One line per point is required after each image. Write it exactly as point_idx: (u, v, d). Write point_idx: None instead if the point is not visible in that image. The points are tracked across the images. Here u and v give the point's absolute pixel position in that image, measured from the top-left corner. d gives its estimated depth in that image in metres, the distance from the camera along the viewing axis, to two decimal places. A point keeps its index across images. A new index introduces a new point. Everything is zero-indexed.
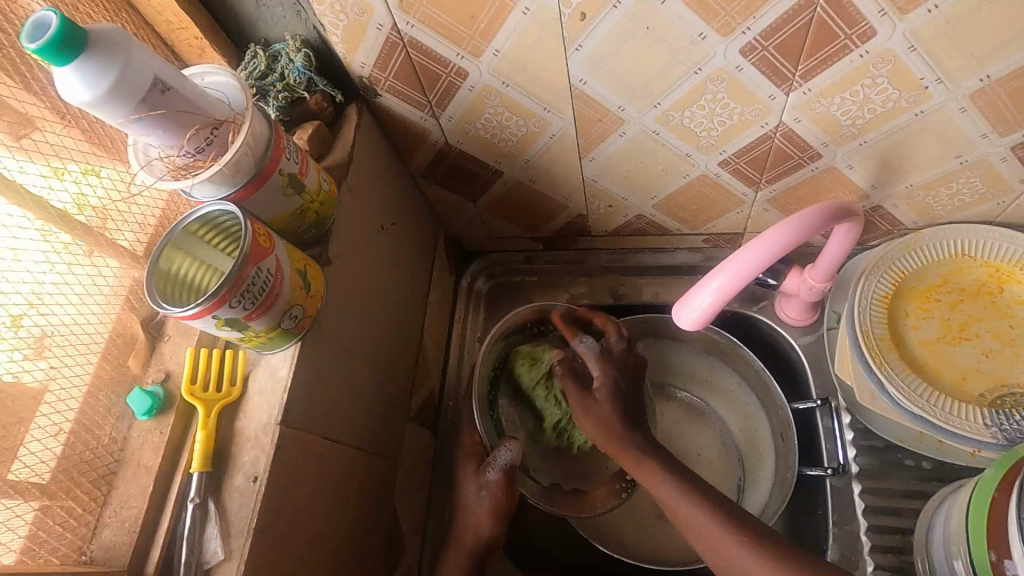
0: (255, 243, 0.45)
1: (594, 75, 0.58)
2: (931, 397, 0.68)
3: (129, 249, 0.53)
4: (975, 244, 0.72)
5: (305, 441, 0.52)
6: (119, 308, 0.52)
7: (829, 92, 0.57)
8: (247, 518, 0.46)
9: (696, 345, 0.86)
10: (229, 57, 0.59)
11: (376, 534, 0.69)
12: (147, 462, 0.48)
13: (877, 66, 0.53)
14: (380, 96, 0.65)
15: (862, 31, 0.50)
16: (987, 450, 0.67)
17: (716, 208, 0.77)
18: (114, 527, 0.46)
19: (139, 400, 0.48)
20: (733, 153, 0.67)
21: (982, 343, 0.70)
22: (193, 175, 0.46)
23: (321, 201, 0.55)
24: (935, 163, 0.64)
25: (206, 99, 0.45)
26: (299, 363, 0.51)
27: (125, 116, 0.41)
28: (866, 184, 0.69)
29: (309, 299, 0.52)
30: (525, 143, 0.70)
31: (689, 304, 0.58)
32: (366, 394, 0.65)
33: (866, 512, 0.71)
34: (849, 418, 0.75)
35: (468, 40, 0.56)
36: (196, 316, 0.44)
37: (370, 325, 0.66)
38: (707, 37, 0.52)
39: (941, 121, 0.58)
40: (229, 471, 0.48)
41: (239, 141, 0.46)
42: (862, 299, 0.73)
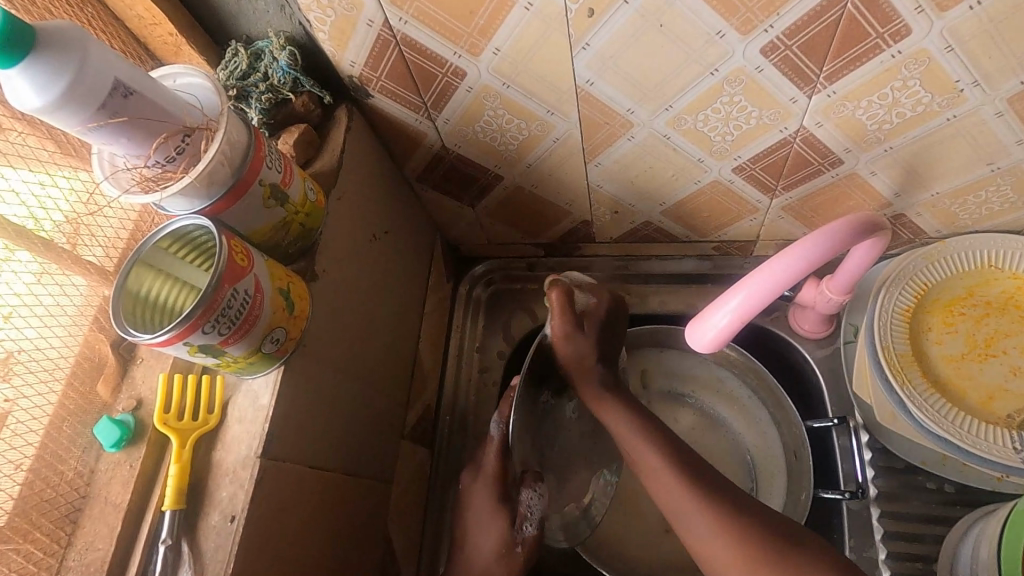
0: (231, 261, 0.41)
1: (602, 75, 0.54)
2: (955, 418, 0.64)
3: (98, 266, 0.49)
4: (1003, 255, 0.68)
5: (288, 472, 0.49)
6: (86, 328, 0.48)
7: (855, 94, 0.53)
8: (223, 562, 0.42)
9: (705, 357, 0.82)
10: (209, 55, 0.55)
11: (368, 561, 0.65)
12: (115, 499, 0.44)
13: (909, 67, 0.49)
14: (371, 97, 0.61)
15: (896, 29, 0.46)
16: (1016, 475, 0.63)
17: (728, 215, 0.73)
18: (78, 571, 0.42)
19: (107, 431, 0.44)
20: (748, 159, 0.63)
21: (1009, 360, 0.66)
22: (163, 188, 0.42)
23: (307, 213, 0.50)
24: (965, 170, 0.60)
25: (177, 104, 0.41)
26: (281, 389, 0.47)
27: (82, 124, 0.37)
28: (889, 192, 0.65)
29: (292, 320, 0.48)
30: (526, 147, 0.66)
31: (704, 322, 0.54)
32: (357, 414, 0.61)
33: (885, 538, 0.67)
34: (867, 437, 0.71)
35: (465, 37, 0.51)
36: (166, 344, 0.40)
37: (361, 341, 0.62)
38: (726, 36, 0.48)
39: (974, 126, 0.54)
40: (205, 509, 0.44)
41: (212, 149, 0.41)
42: (883, 312, 0.69)
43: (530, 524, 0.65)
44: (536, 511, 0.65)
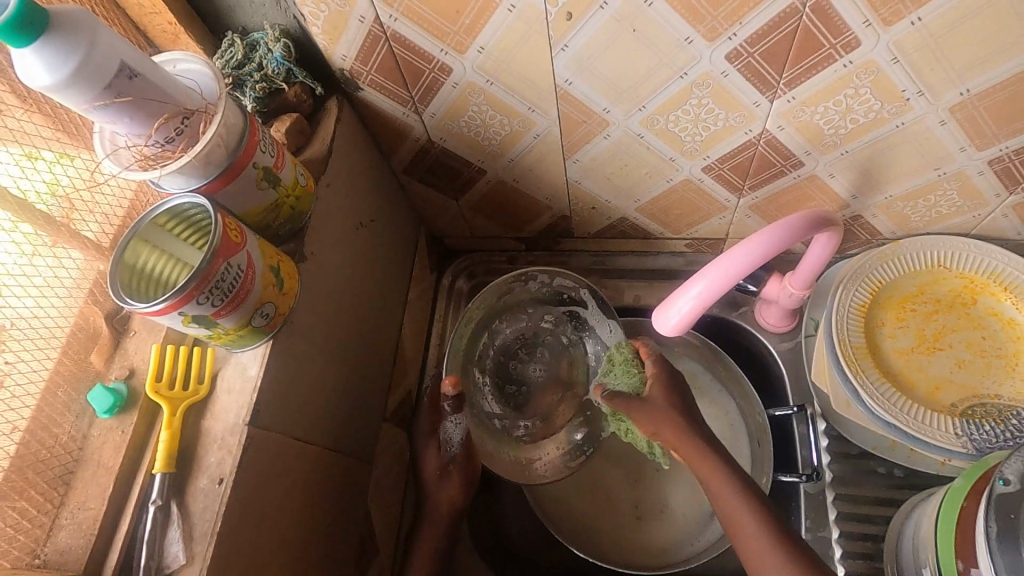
0: (225, 238, 0.44)
1: (580, 75, 0.57)
2: (904, 406, 0.69)
3: (95, 242, 0.51)
4: (950, 256, 0.73)
5: (274, 441, 0.51)
6: (82, 301, 0.50)
7: (812, 100, 0.57)
8: (211, 522, 0.45)
9: (676, 349, 0.85)
10: (206, 45, 0.57)
11: (349, 535, 0.67)
12: (107, 462, 0.46)
13: (860, 76, 0.53)
14: (361, 90, 0.63)
15: (847, 41, 0.50)
16: (957, 459, 0.68)
17: (699, 212, 0.77)
18: (70, 529, 0.44)
19: (101, 398, 0.46)
20: (716, 159, 0.67)
21: (954, 354, 0.71)
22: (161, 166, 0.44)
23: (297, 196, 0.53)
24: (915, 174, 0.65)
25: (178, 88, 0.44)
26: (269, 362, 0.50)
27: (88, 102, 0.39)
28: (847, 194, 0.69)
29: (281, 297, 0.50)
30: (508, 142, 0.69)
31: (669, 309, 0.58)
32: (342, 393, 0.64)
33: (838, 519, 0.71)
34: (825, 425, 0.75)
35: (452, 36, 0.55)
36: (161, 312, 0.42)
37: (346, 323, 0.65)
38: (694, 42, 0.52)
39: (920, 133, 0.59)
40: (194, 473, 0.47)
41: (210, 132, 0.44)
42: (840, 307, 0.73)
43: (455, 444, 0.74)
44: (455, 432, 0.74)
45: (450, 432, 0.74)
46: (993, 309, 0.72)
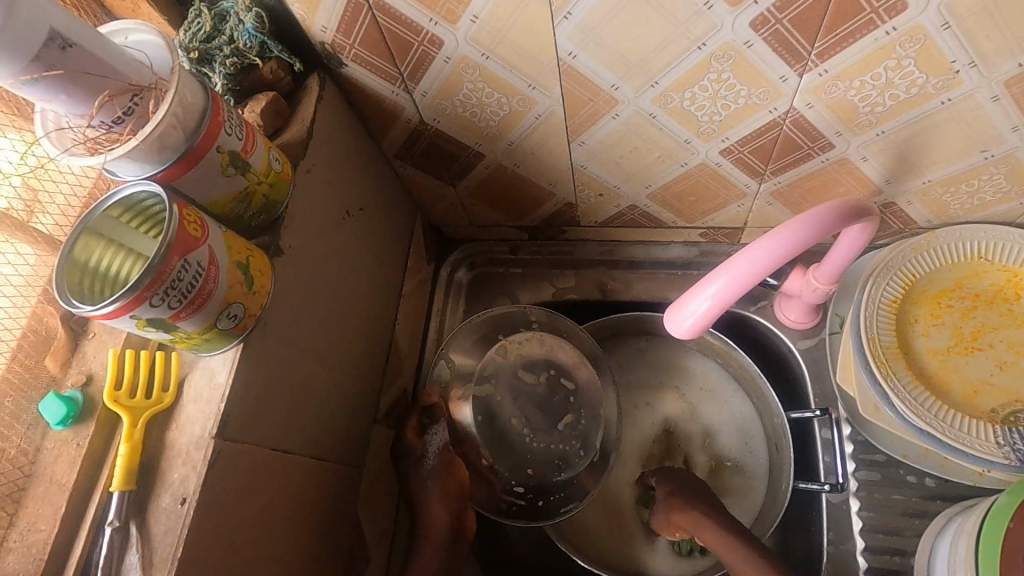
0: (182, 231, 0.39)
1: (585, 47, 0.51)
2: (939, 411, 0.63)
3: (48, 236, 0.47)
4: (992, 247, 0.66)
5: (249, 453, 0.47)
6: (35, 300, 0.46)
7: (847, 74, 0.50)
8: (173, 546, 0.40)
9: (690, 346, 0.80)
10: (170, 16, 0.52)
11: (339, 546, 0.64)
12: (60, 478, 0.42)
13: (903, 45, 0.47)
14: (345, 66, 0.58)
15: (892, 3, 0.43)
16: (997, 470, 0.63)
17: (715, 200, 0.71)
18: (19, 553, 0.40)
19: (53, 408, 0.42)
20: (736, 142, 0.61)
21: (995, 354, 0.65)
22: (108, 150, 0.39)
23: (270, 183, 0.48)
24: (958, 157, 0.58)
25: (125, 61, 0.38)
26: (239, 367, 0.45)
27: (15, 77, 0.34)
28: (880, 179, 0.63)
29: (251, 296, 0.45)
30: (508, 124, 0.63)
31: (683, 308, 0.52)
32: (328, 396, 0.60)
33: (864, 532, 0.66)
34: (850, 429, 0.69)
35: (442, 2, 0.49)
36: (110, 316, 0.37)
37: (332, 321, 0.60)
38: (714, 7, 0.46)
39: (969, 110, 0.52)
40: (156, 490, 0.42)
41: (162, 111, 0.39)
42: (869, 303, 0.67)
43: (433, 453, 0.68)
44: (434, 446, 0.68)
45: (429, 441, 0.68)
46: None
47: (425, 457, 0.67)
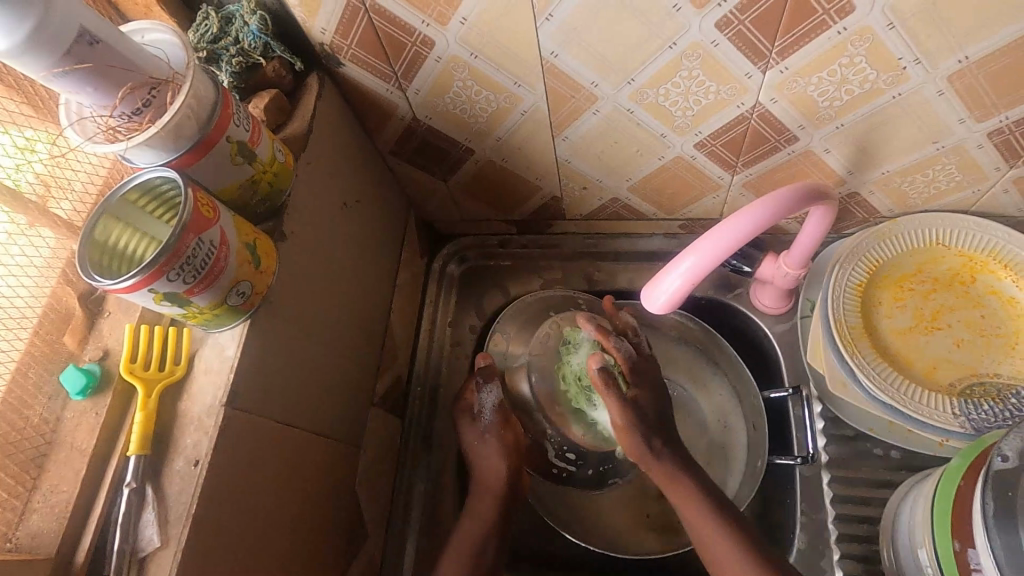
0: (196, 212, 0.42)
1: (566, 47, 0.56)
2: (901, 386, 0.68)
3: (67, 221, 0.50)
4: (949, 233, 0.71)
5: (255, 423, 0.50)
6: (55, 281, 0.49)
7: (806, 71, 0.55)
8: (187, 504, 0.44)
9: (670, 332, 0.84)
10: (179, 18, 0.56)
11: (339, 520, 0.67)
12: (80, 444, 0.45)
13: (854, 44, 0.52)
14: (342, 66, 0.62)
15: (841, 6, 0.48)
16: (955, 439, 0.67)
17: (692, 191, 0.76)
18: (43, 513, 0.43)
19: (73, 379, 0.45)
20: (708, 135, 0.65)
21: (953, 333, 0.70)
22: (128, 138, 0.43)
23: (275, 172, 0.52)
24: (912, 148, 0.63)
25: (144, 57, 0.42)
26: (247, 342, 0.49)
27: (47, 70, 0.37)
28: (843, 170, 0.68)
29: (258, 275, 0.49)
30: (496, 120, 0.67)
31: (659, 286, 0.56)
32: (328, 376, 0.63)
33: (835, 501, 0.70)
34: (821, 407, 0.73)
35: (434, 6, 0.53)
36: (130, 289, 0.41)
37: (332, 305, 0.63)
38: (682, 9, 0.50)
39: (918, 104, 0.57)
40: (170, 455, 0.45)
41: (178, 102, 0.42)
42: (836, 286, 0.72)
43: (488, 413, 0.72)
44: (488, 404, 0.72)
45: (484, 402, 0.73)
46: (992, 288, 0.70)
47: (482, 415, 0.72)
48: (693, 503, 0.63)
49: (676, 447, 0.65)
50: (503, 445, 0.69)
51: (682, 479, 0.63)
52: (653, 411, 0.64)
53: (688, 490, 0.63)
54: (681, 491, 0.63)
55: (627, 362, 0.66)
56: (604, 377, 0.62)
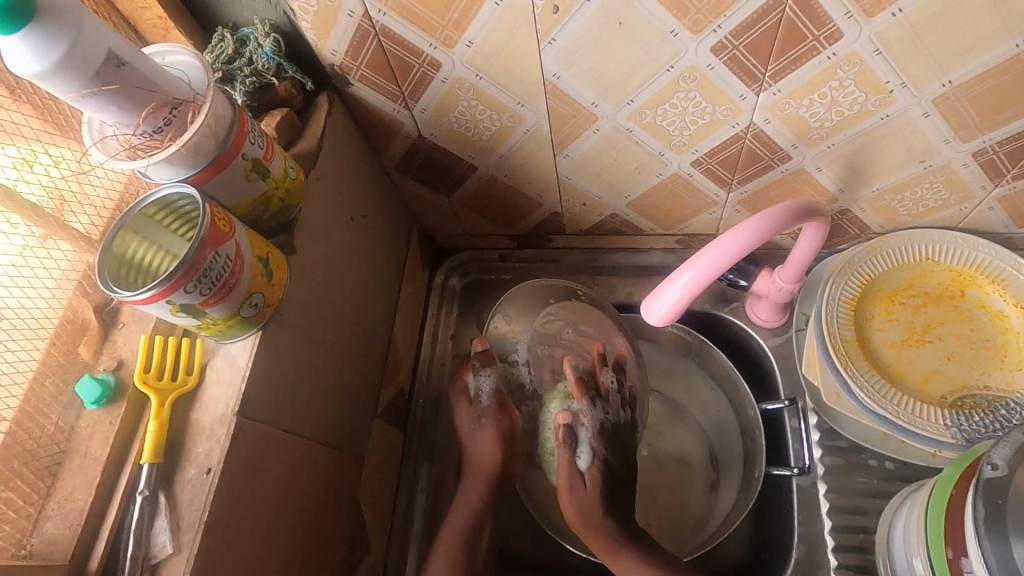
0: (213, 227, 0.44)
1: (568, 69, 0.58)
2: (894, 398, 0.69)
3: (84, 234, 0.52)
4: (938, 249, 0.73)
5: (264, 432, 0.51)
6: (71, 293, 0.50)
7: (798, 93, 0.58)
8: (199, 511, 0.44)
9: (667, 345, 0.86)
10: (195, 39, 0.58)
11: (341, 531, 0.67)
12: (95, 452, 0.46)
13: (843, 69, 0.54)
14: (351, 85, 0.64)
15: (830, 32, 0.51)
16: (946, 450, 0.69)
17: (689, 208, 0.78)
18: (57, 520, 0.44)
19: (89, 388, 0.46)
20: (704, 154, 0.68)
21: (943, 346, 0.72)
22: (149, 155, 0.44)
23: (286, 188, 0.53)
24: (900, 167, 0.65)
25: (166, 78, 0.44)
26: (258, 352, 0.50)
27: (76, 90, 0.39)
28: (834, 187, 0.70)
29: (270, 287, 0.50)
30: (499, 138, 0.70)
31: (658, 299, 0.58)
32: (333, 386, 0.64)
33: (831, 512, 0.71)
34: (816, 419, 0.75)
35: (441, 30, 0.55)
36: (148, 301, 0.42)
37: (338, 317, 0.65)
38: (680, 35, 0.53)
39: (905, 126, 0.60)
40: (182, 463, 0.46)
41: (198, 121, 0.44)
42: (830, 300, 0.74)
43: (484, 397, 0.75)
44: (485, 386, 0.75)
45: (478, 386, 0.75)
46: (981, 302, 0.72)
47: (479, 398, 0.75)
48: (624, 562, 0.65)
49: (621, 517, 0.67)
50: (496, 428, 0.73)
51: (624, 550, 0.65)
52: (606, 467, 0.67)
53: (628, 560, 0.65)
54: (624, 567, 0.65)
55: (593, 431, 0.68)
56: (568, 436, 0.67)
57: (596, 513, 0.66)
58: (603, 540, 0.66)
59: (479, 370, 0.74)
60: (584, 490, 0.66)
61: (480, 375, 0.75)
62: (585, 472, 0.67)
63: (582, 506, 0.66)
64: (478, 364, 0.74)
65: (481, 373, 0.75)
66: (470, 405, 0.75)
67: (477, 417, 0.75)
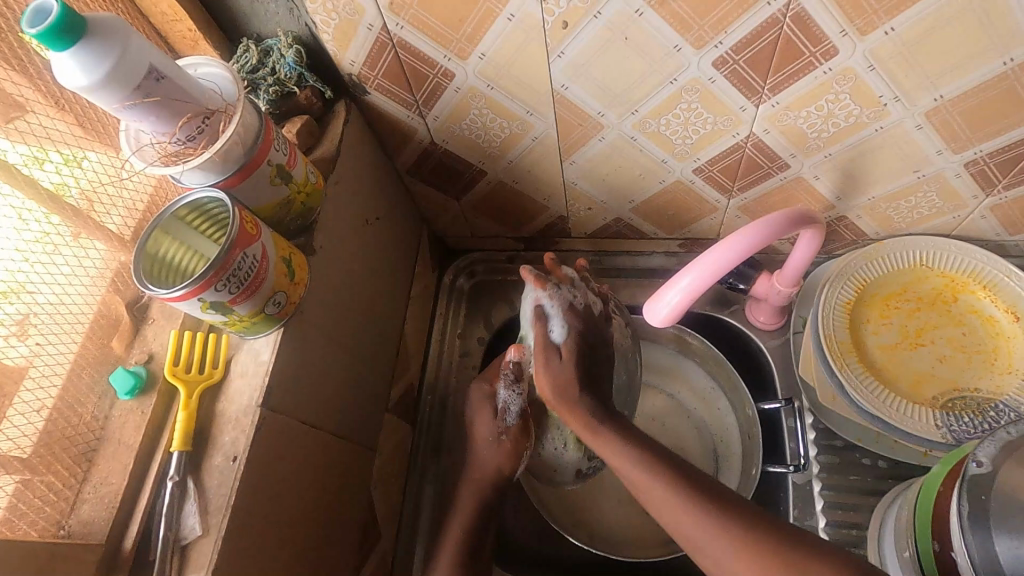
0: (242, 230, 0.47)
1: (575, 80, 0.61)
2: (887, 399, 0.72)
3: (117, 234, 0.55)
4: (931, 255, 0.76)
5: (285, 424, 0.54)
6: (104, 290, 0.54)
7: (795, 105, 0.60)
8: (225, 496, 0.47)
9: (669, 345, 0.89)
10: (222, 50, 0.61)
11: (353, 520, 0.70)
12: (128, 440, 0.49)
13: (839, 83, 0.57)
14: (368, 94, 0.67)
15: (826, 49, 0.53)
16: (937, 449, 0.71)
17: (691, 213, 0.80)
18: (93, 502, 0.47)
19: (122, 380, 0.50)
20: (706, 162, 0.70)
21: (936, 349, 0.74)
22: (184, 162, 0.47)
23: (308, 192, 0.56)
24: (895, 177, 0.68)
25: (200, 90, 0.47)
26: (280, 348, 0.53)
27: (119, 102, 0.42)
28: (831, 195, 0.73)
29: (292, 287, 0.53)
30: (508, 144, 0.72)
31: (660, 301, 0.60)
32: (348, 381, 0.67)
33: (825, 508, 0.74)
34: (812, 418, 0.77)
35: (455, 42, 0.58)
36: (181, 298, 0.45)
37: (353, 315, 0.68)
38: (682, 50, 0.55)
39: (899, 136, 0.62)
40: (209, 451, 0.49)
41: (229, 130, 0.47)
42: (826, 304, 0.76)
43: (512, 415, 0.70)
44: (514, 403, 0.71)
45: (507, 401, 0.71)
46: (973, 307, 0.75)
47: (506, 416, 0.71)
48: (604, 438, 0.58)
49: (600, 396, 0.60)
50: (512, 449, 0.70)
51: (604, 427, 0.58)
52: (583, 339, 0.62)
53: (608, 437, 0.58)
54: (601, 444, 0.59)
55: (564, 307, 0.63)
56: (540, 311, 0.64)
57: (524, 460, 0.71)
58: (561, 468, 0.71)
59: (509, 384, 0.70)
60: (558, 361, 0.61)
61: (510, 391, 0.70)
62: (560, 346, 0.62)
63: (556, 380, 0.60)
64: (508, 371, 0.69)
65: (511, 388, 0.70)
66: (494, 417, 0.71)
67: (499, 434, 0.71)
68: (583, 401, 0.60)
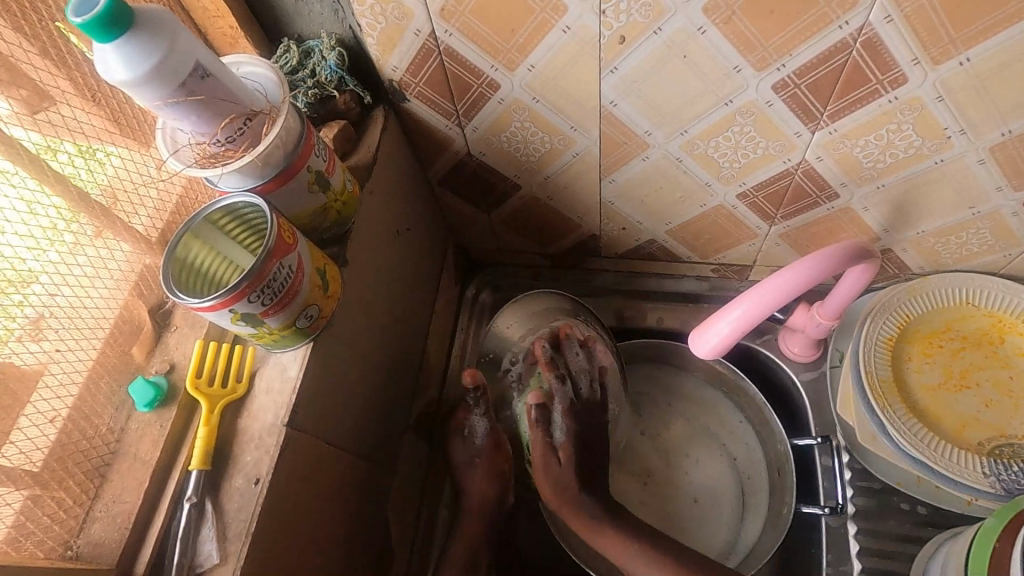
0: (280, 238, 0.44)
1: (626, 98, 0.58)
2: (930, 442, 0.68)
3: (143, 235, 0.52)
4: (978, 293, 0.73)
5: (308, 444, 0.51)
6: (126, 293, 0.51)
7: (853, 133, 0.58)
8: (246, 521, 0.44)
9: (698, 375, 0.86)
10: (262, 49, 0.59)
11: (368, 543, 0.67)
12: (144, 455, 0.46)
13: (903, 113, 0.54)
14: (407, 101, 0.64)
15: (895, 77, 0.51)
16: (984, 499, 0.67)
17: (729, 238, 0.78)
18: (104, 522, 0.44)
19: (142, 391, 0.47)
20: (752, 187, 0.68)
21: (981, 392, 0.71)
22: (222, 165, 0.45)
23: (344, 201, 0.54)
24: (949, 211, 0.65)
25: (244, 90, 0.45)
26: (309, 363, 0.50)
27: (161, 100, 0.40)
28: (879, 227, 0.70)
29: (326, 299, 0.50)
30: (547, 160, 0.70)
31: (708, 331, 0.59)
32: (371, 399, 0.64)
33: (860, 554, 0.71)
34: (849, 458, 0.75)
35: (504, 53, 0.56)
36: (212, 309, 0.42)
37: (380, 329, 0.65)
38: (743, 70, 0.53)
39: (959, 171, 0.59)
40: (230, 471, 0.46)
41: (272, 133, 0.45)
42: (867, 339, 0.73)
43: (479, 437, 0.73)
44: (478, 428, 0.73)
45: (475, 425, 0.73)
46: (1021, 349, 0.72)
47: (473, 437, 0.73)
48: (583, 515, 0.63)
49: (598, 496, 0.64)
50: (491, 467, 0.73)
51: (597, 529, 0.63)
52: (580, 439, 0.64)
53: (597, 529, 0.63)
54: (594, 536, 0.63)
55: (564, 410, 0.64)
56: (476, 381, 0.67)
57: (570, 489, 0.63)
58: (575, 516, 0.63)
59: (476, 410, 0.72)
60: (557, 466, 0.63)
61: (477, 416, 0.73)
62: (559, 450, 0.63)
63: (556, 481, 0.63)
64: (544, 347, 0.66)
65: (477, 414, 0.72)
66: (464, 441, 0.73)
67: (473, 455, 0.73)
68: (569, 481, 0.63)
